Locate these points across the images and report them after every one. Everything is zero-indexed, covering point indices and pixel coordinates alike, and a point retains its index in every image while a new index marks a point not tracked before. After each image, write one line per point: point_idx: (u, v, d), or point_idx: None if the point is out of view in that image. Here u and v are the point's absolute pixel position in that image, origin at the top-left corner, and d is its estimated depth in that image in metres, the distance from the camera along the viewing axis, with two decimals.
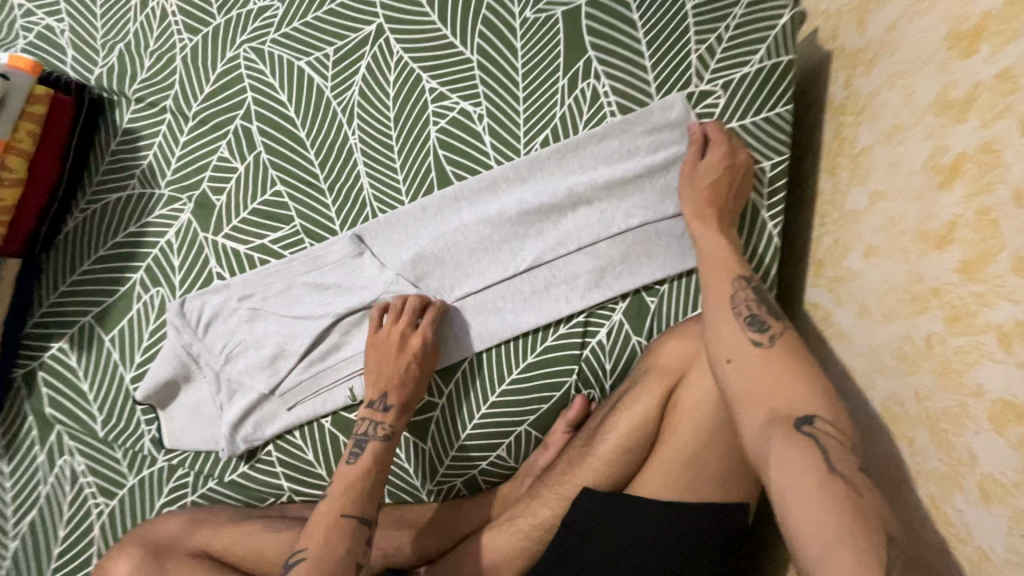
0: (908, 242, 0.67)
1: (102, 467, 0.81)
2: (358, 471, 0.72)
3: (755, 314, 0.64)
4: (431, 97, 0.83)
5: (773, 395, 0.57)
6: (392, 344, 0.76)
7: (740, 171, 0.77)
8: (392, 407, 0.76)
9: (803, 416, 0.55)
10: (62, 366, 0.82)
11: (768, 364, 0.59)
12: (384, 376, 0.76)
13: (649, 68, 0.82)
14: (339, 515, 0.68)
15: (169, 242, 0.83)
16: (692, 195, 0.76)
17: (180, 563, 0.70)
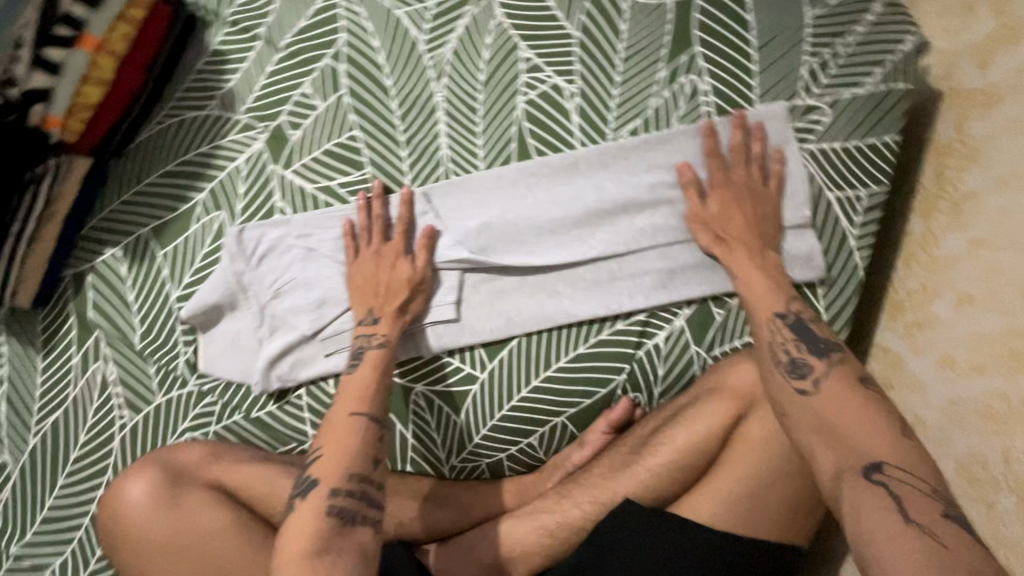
0: (1011, 294, 0.63)
1: (132, 380, 0.79)
2: (365, 375, 0.70)
3: (797, 359, 0.59)
4: (525, 67, 0.81)
5: (835, 441, 0.52)
6: (371, 260, 0.76)
7: (764, 205, 0.75)
8: (384, 318, 0.74)
9: (870, 462, 0.49)
10: (112, 274, 0.82)
11: (822, 410, 0.54)
12: (376, 289, 0.75)
13: (755, 73, 0.78)
14: (348, 414, 0.66)
15: (238, 168, 0.82)
16: (710, 231, 0.74)
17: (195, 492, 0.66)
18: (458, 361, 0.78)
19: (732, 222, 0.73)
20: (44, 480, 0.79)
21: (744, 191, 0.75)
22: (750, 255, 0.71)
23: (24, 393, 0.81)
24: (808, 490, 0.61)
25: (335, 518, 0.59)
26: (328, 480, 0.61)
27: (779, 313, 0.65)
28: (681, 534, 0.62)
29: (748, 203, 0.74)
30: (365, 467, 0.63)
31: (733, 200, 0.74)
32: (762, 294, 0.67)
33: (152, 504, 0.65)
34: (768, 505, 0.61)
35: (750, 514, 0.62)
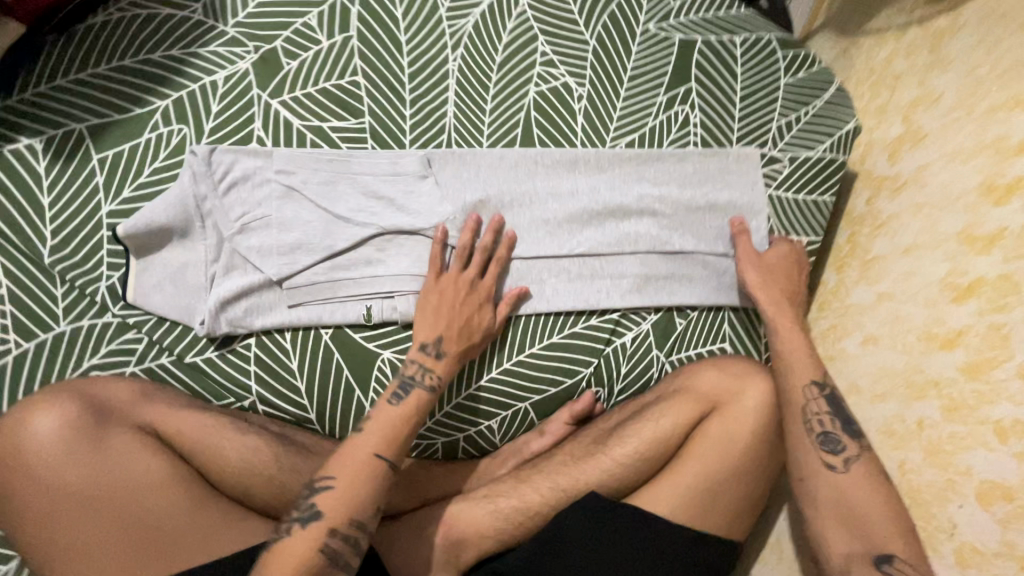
0: (910, 338, 0.77)
1: (28, 299, 0.65)
2: (399, 415, 0.65)
3: (830, 434, 0.65)
4: (541, 60, 0.83)
5: (852, 526, 0.61)
6: (460, 287, 0.72)
7: (804, 268, 0.84)
8: (448, 356, 0.70)
9: (882, 554, 0.58)
10: (22, 168, 0.67)
11: (842, 487, 0.62)
12: (458, 320, 0.71)
13: (736, 119, 0.88)
14: (369, 453, 0.61)
15: (214, 83, 0.73)
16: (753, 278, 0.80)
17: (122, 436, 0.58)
18: None
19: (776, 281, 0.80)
20: None
21: (795, 262, 0.83)
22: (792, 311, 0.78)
23: None
24: (751, 490, 0.68)
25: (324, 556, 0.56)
26: (330, 519, 0.57)
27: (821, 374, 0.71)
28: (637, 524, 0.66)
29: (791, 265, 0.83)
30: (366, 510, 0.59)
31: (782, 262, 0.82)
32: (799, 353, 0.73)
33: (75, 442, 0.56)
34: (720, 500, 0.67)
35: (702, 506, 0.67)
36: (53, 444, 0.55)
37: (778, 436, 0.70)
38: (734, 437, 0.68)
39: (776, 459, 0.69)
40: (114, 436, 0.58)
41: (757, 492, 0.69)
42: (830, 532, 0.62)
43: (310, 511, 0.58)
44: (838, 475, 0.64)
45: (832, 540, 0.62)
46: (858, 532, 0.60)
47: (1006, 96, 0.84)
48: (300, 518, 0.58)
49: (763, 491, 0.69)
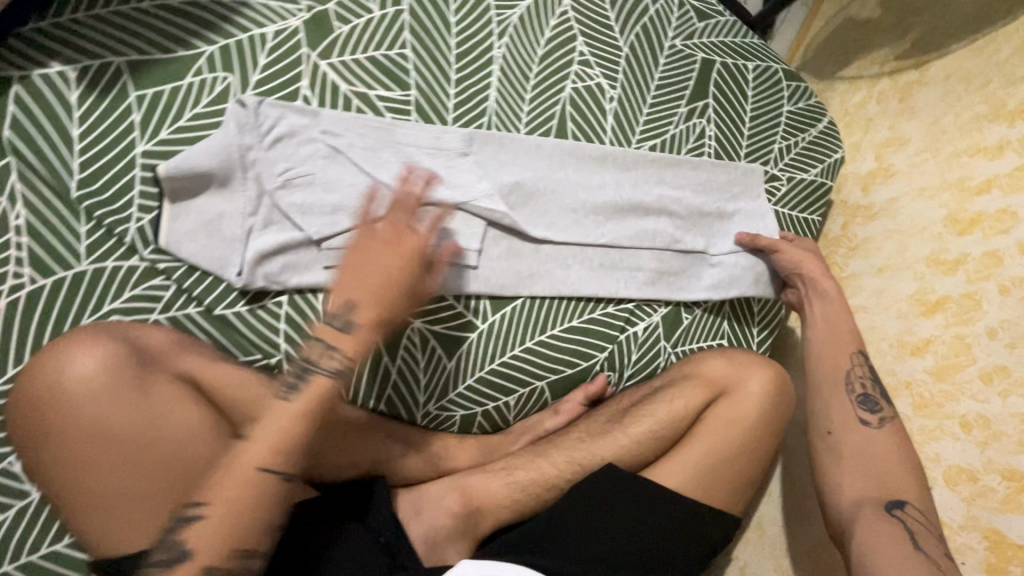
0: (883, 345, 0.87)
1: (49, 234, 0.61)
2: (289, 416, 0.56)
3: (868, 394, 0.77)
4: (579, 59, 0.88)
5: (867, 473, 0.70)
6: (381, 247, 0.65)
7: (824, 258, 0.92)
8: (360, 328, 0.62)
9: (896, 500, 0.66)
10: (52, 95, 0.63)
11: (874, 440, 0.72)
12: (348, 273, 0.64)
13: (744, 137, 0.97)
14: (253, 468, 0.53)
15: (263, 36, 0.72)
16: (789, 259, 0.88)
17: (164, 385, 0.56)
18: (461, 306, 0.77)
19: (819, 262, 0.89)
20: None
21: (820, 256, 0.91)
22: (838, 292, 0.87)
23: None
24: (751, 471, 0.74)
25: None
26: (205, 557, 0.50)
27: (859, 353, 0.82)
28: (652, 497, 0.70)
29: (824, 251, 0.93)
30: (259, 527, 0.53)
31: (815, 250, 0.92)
32: (843, 330, 0.84)
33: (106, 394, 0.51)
34: (726, 478, 0.72)
35: (711, 483, 0.72)
36: (77, 393, 0.50)
37: (777, 422, 0.76)
38: (739, 420, 0.74)
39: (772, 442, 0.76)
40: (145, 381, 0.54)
41: (756, 473, 0.75)
42: (848, 479, 0.70)
43: (179, 551, 0.50)
44: (864, 430, 0.74)
45: (850, 488, 0.69)
46: (874, 481, 0.69)
47: (969, 144, 0.97)
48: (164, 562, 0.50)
49: (761, 472, 0.76)
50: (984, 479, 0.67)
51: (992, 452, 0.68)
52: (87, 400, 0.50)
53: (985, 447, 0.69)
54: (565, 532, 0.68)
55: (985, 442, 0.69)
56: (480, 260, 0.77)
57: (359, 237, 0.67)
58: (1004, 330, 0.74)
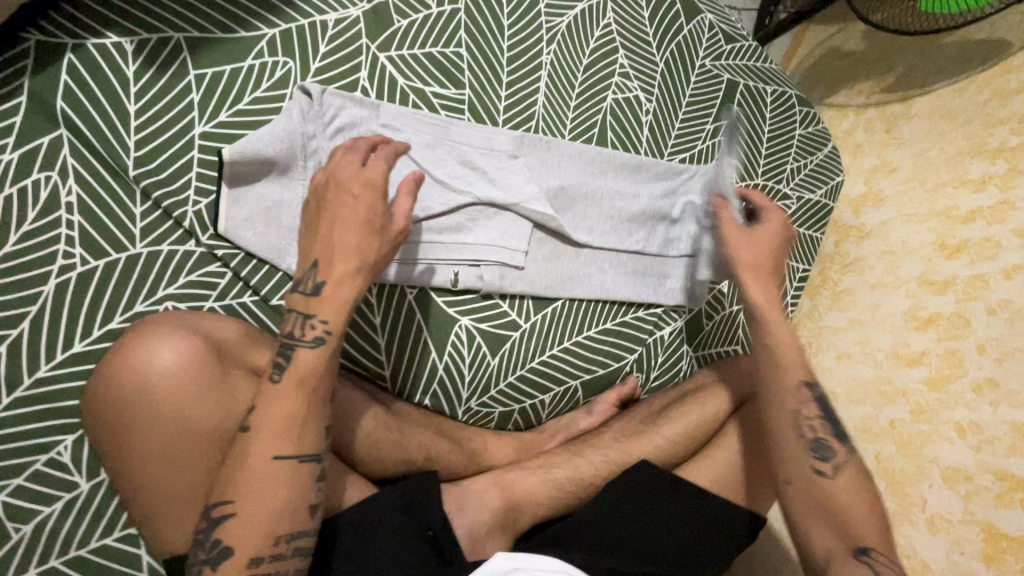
0: (880, 356, 0.95)
1: (103, 213, 0.58)
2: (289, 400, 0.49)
3: (821, 438, 0.67)
4: (619, 71, 0.91)
5: (827, 519, 0.62)
6: (343, 204, 0.53)
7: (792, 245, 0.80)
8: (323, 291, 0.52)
9: (860, 545, 0.59)
10: (107, 67, 0.60)
11: (831, 492, 0.63)
12: (316, 241, 0.53)
13: (761, 155, 1.03)
14: (268, 459, 0.47)
15: (324, 23, 0.71)
16: (743, 256, 0.77)
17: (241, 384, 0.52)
18: (506, 305, 0.78)
19: (761, 265, 0.77)
20: None
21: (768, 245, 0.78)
22: (774, 301, 0.76)
23: None
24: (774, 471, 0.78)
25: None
26: (246, 551, 0.46)
27: (808, 380, 0.70)
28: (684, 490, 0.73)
29: (777, 248, 0.78)
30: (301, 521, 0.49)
31: (765, 238, 0.78)
32: (790, 351, 0.72)
33: (178, 388, 0.48)
34: (756, 478, 0.76)
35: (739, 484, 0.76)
36: (161, 389, 0.47)
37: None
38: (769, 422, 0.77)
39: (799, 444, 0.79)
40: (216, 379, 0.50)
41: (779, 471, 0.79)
42: (813, 529, 0.63)
43: (217, 550, 0.46)
44: (819, 480, 0.65)
45: (819, 536, 0.63)
46: (839, 528, 0.62)
47: (954, 176, 1.06)
48: (205, 563, 0.46)
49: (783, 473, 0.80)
50: (977, 478, 0.76)
51: (985, 455, 0.76)
52: (170, 395, 0.48)
53: (978, 450, 0.77)
54: (607, 525, 0.71)
55: (978, 446, 0.77)
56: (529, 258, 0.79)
57: (314, 190, 0.55)
58: (993, 346, 0.83)
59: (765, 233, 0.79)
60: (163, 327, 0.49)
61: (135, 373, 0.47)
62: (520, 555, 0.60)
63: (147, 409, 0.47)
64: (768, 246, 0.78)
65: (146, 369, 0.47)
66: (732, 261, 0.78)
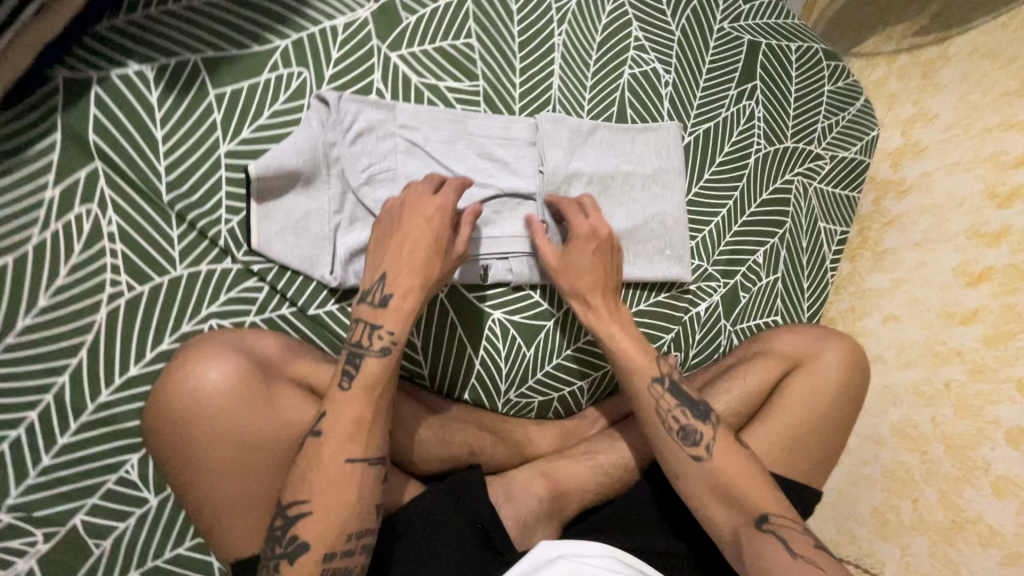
0: (929, 316, 0.91)
1: (143, 239, 0.60)
2: (362, 404, 0.53)
3: (685, 427, 0.66)
4: (634, 45, 0.88)
5: (733, 495, 0.62)
6: (417, 225, 0.61)
7: (613, 254, 0.74)
8: (391, 300, 0.59)
9: (760, 514, 0.61)
10: (132, 97, 0.61)
11: (715, 473, 0.63)
12: (388, 256, 0.61)
13: (790, 117, 0.98)
14: (343, 460, 0.50)
15: (334, 29, 0.71)
16: (569, 286, 0.73)
17: (289, 392, 0.53)
18: (538, 295, 0.78)
19: (592, 290, 0.72)
20: None
21: (600, 261, 0.73)
22: (610, 314, 0.73)
23: None
24: (834, 445, 0.75)
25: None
26: (321, 547, 0.48)
27: (657, 377, 0.69)
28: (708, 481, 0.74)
29: (606, 265, 0.74)
30: (367, 520, 0.51)
31: (594, 259, 0.73)
32: (638, 358, 0.70)
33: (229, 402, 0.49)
34: (811, 453, 0.73)
35: (795, 458, 0.73)
36: (208, 402, 0.49)
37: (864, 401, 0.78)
38: (816, 394, 0.74)
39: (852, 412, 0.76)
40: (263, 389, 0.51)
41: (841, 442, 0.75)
42: (713, 509, 0.63)
43: (295, 545, 0.48)
44: (698, 465, 0.64)
45: (722, 514, 0.63)
46: (740, 503, 0.62)
47: (1001, 118, 0.99)
48: (283, 558, 0.48)
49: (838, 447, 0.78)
50: None
51: None
52: (217, 407, 0.49)
53: None
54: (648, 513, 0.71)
55: None
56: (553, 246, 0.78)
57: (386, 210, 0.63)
58: None
59: (581, 244, 0.72)
60: (198, 348, 0.50)
61: (183, 388, 0.48)
62: (563, 543, 0.61)
63: (198, 422, 0.49)
64: (601, 269, 0.73)
65: (189, 391, 0.48)
66: (563, 291, 0.73)
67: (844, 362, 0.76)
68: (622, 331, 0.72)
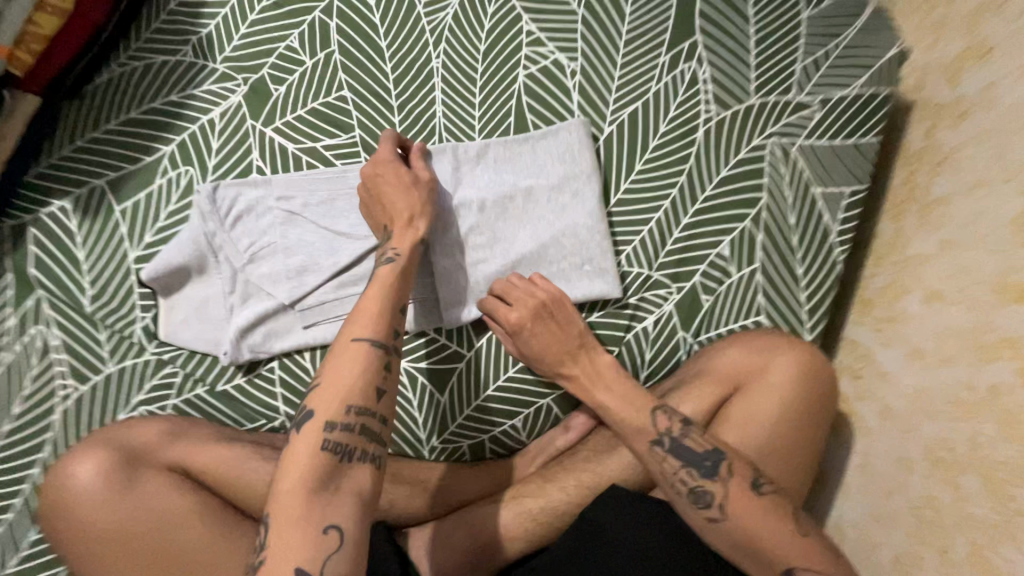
0: (979, 292, 0.67)
1: (79, 346, 0.71)
2: (374, 298, 0.61)
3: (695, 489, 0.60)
4: (527, 40, 0.79)
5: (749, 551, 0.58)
6: (393, 181, 0.68)
7: (563, 309, 0.70)
8: (399, 236, 0.66)
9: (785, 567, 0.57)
10: (58, 228, 0.73)
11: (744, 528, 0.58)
12: (384, 209, 0.68)
13: (752, 66, 0.80)
14: (349, 341, 0.57)
15: (211, 122, 0.76)
16: (548, 366, 0.70)
17: (153, 477, 0.59)
18: (444, 339, 0.75)
19: (569, 359, 0.69)
20: None
21: (555, 331, 0.69)
22: (591, 378, 0.68)
23: None
24: (793, 478, 0.65)
25: (331, 456, 0.51)
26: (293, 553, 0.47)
27: (655, 439, 0.63)
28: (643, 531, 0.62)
29: (563, 330, 0.69)
30: (368, 401, 0.55)
31: (546, 333, 0.69)
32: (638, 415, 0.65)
33: (87, 491, 0.56)
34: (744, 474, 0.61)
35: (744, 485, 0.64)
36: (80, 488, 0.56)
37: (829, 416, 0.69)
38: (757, 419, 0.66)
39: (812, 436, 0.67)
40: (111, 458, 0.58)
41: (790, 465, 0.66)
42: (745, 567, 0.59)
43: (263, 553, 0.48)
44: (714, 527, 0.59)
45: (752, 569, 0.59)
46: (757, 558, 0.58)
47: None
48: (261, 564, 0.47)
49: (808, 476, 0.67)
50: None
51: None
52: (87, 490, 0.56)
53: None
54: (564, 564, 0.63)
55: None
56: (441, 285, 0.72)
57: (368, 181, 0.69)
58: None
59: (537, 314, 0.69)
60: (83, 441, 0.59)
61: (61, 475, 0.57)
62: None
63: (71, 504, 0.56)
64: (563, 335, 0.70)
65: (64, 479, 0.57)
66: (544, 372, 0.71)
67: (794, 377, 0.68)
68: (609, 398, 0.66)
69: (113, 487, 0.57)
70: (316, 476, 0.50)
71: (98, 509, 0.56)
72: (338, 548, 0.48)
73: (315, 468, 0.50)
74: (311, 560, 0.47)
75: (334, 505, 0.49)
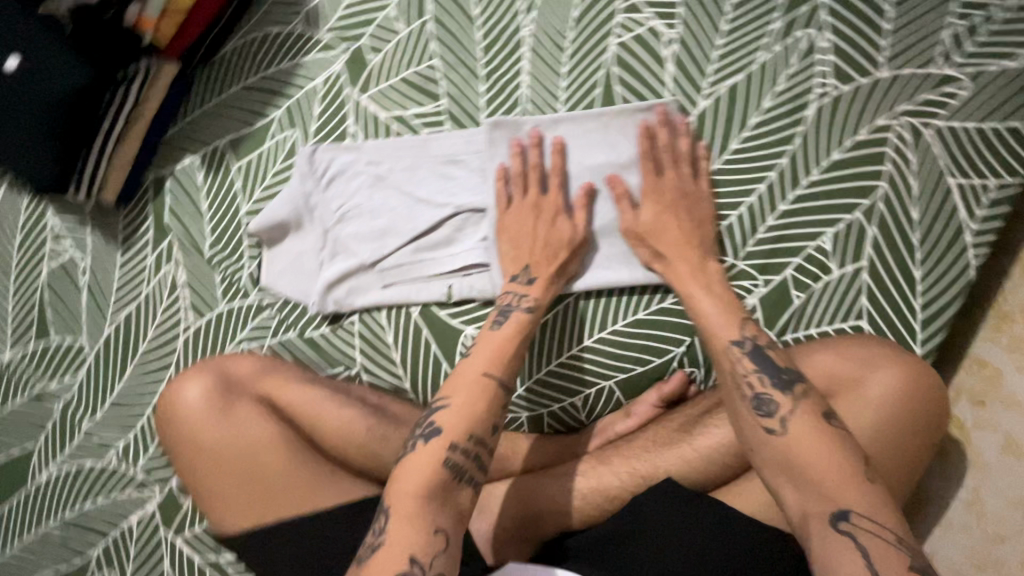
0: None
1: (199, 284, 0.82)
2: (500, 338, 0.65)
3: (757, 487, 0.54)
4: (622, 6, 0.75)
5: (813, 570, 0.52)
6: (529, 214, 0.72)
7: (690, 202, 0.70)
8: (540, 280, 0.70)
9: None
10: (188, 181, 0.84)
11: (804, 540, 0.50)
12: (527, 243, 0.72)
13: (885, 33, 0.69)
14: (477, 373, 0.62)
15: (315, 88, 0.81)
16: (653, 249, 0.70)
17: (245, 405, 0.67)
18: None
19: (678, 248, 0.68)
20: (116, 366, 0.84)
21: (674, 201, 0.70)
22: (695, 274, 0.67)
23: (100, 287, 0.85)
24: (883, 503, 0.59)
25: (448, 473, 0.55)
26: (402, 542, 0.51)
27: None
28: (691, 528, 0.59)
29: (685, 215, 0.70)
30: (487, 431, 0.59)
31: (664, 214, 0.70)
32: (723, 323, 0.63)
33: (193, 408, 0.66)
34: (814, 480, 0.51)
35: None
36: (187, 405, 0.66)
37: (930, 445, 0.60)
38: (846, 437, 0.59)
39: (911, 461, 0.59)
40: (210, 380, 0.67)
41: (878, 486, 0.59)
42: None
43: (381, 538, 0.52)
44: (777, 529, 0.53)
45: None
46: None
47: None
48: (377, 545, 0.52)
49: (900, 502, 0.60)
50: None
51: None
52: (192, 408, 0.66)
53: None
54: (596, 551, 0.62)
55: None
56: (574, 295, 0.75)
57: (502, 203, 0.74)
58: None
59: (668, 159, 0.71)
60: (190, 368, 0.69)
61: (171, 395, 0.67)
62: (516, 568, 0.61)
63: (180, 418, 0.66)
64: (681, 221, 0.70)
65: (174, 398, 0.67)
66: (643, 257, 0.71)
67: (890, 400, 0.60)
68: (705, 293, 0.65)
69: (209, 404, 0.66)
70: (430, 486, 0.54)
71: (201, 426, 0.65)
72: (446, 548, 0.52)
73: (431, 478, 0.55)
74: (422, 552, 0.51)
75: (443, 512, 0.54)
